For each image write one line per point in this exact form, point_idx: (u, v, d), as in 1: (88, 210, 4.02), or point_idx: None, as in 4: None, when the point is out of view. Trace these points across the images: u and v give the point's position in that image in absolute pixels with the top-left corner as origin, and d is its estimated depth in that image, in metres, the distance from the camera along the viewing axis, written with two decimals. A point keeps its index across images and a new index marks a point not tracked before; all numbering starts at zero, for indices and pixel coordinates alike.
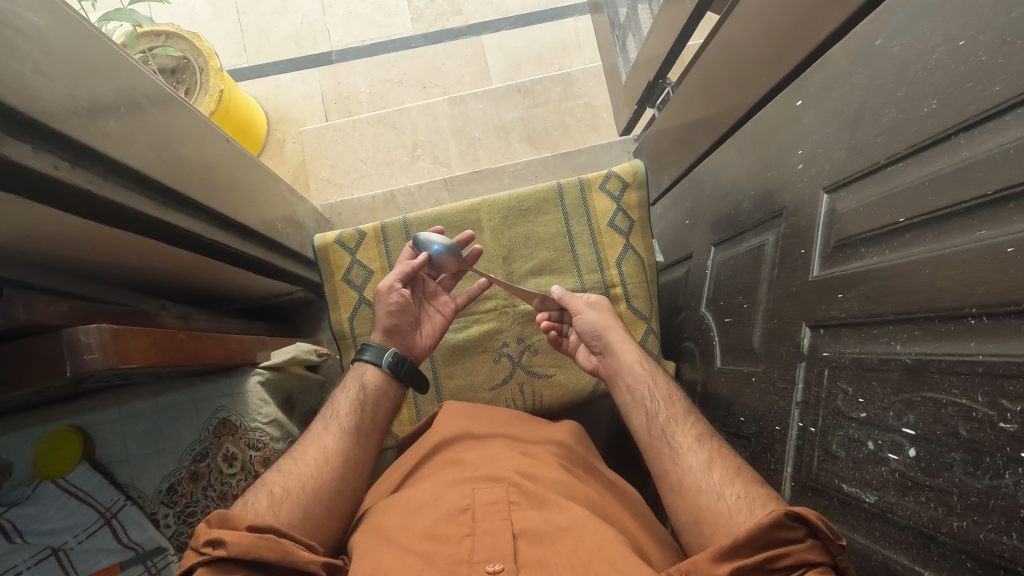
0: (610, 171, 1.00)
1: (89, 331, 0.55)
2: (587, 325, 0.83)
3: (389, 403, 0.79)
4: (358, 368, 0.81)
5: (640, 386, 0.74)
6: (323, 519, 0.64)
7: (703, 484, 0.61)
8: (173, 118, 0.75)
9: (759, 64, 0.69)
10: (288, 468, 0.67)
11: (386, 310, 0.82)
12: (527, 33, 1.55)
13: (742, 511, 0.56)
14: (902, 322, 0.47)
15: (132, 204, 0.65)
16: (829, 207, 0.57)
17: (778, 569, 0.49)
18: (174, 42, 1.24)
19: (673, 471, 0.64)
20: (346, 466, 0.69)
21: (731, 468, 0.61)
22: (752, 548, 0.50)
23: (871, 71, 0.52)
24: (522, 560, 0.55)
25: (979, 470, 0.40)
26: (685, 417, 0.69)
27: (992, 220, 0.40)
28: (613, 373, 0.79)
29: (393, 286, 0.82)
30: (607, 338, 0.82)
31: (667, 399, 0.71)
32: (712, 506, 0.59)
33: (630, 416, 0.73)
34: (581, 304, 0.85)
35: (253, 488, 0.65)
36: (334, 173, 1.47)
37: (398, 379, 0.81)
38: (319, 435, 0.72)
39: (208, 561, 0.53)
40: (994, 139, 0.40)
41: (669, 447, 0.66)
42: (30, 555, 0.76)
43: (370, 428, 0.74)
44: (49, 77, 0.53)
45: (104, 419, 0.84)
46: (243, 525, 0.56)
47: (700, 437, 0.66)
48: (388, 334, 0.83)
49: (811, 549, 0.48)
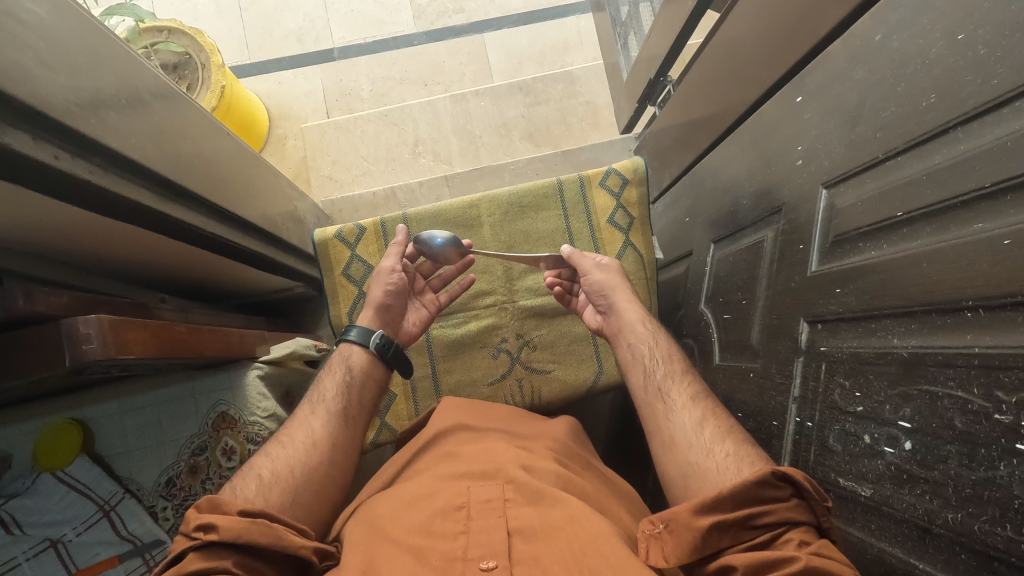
0: (610, 167, 1.01)
1: (88, 321, 0.56)
2: (593, 284, 0.84)
3: (375, 385, 0.79)
4: (343, 350, 0.80)
5: (642, 344, 0.76)
6: (312, 503, 0.64)
7: (694, 440, 0.62)
8: (174, 112, 0.75)
9: (759, 61, 0.69)
10: (276, 451, 0.67)
11: (384, 289, 0.83)
12: (529, 31, 1.56)
13: (730, 468, 0.57)
14: (899, 316, 0.47)
15: (132, 196, 0.65)
16: (828, 202, 0.57)
17: (761, 525, 0.51)
18: (177, 36, 1.25)
19: (665, 425, 0.65)
20: (335, 450, 0.69)
21: (723, 426, 0.62)
22: (733, 504, 0.52)
23: (871, 67, 0.52)
24: (516, 557, 0.55)
25: (974, 461, 0.40)
26: (681, 376, 0.70)
27: (989, 213, 0.40)
28: (615, 331, 0.81)
29: (395, 267, 0.85)
30: (609, 296, 0.82)
31: (666, 358, 0.73)
32: (701, 461, 0.59)
33: (630, 371, 0.75)
34: (590, 265, 0.85)
35: (240, 473, 0.64)
36: (335, 169, 1.48)
37: (383, 361, 0.81)
38: (306, 419, 0.71)
39: (199, 546, 0.53)
40: (992, 131, 0.40)
41: (663, 403, 0.68)
42: (29, 546, 0.76)
43: (357, 412, 0.74)
44: (49, 67, 0.53)
45: (104, 412, 0.84)
46: (234, 510, 0.55)
47: (695, 398, 0.66)
48: (377, 313, 0.83)
49: (794, 508, 0.50)
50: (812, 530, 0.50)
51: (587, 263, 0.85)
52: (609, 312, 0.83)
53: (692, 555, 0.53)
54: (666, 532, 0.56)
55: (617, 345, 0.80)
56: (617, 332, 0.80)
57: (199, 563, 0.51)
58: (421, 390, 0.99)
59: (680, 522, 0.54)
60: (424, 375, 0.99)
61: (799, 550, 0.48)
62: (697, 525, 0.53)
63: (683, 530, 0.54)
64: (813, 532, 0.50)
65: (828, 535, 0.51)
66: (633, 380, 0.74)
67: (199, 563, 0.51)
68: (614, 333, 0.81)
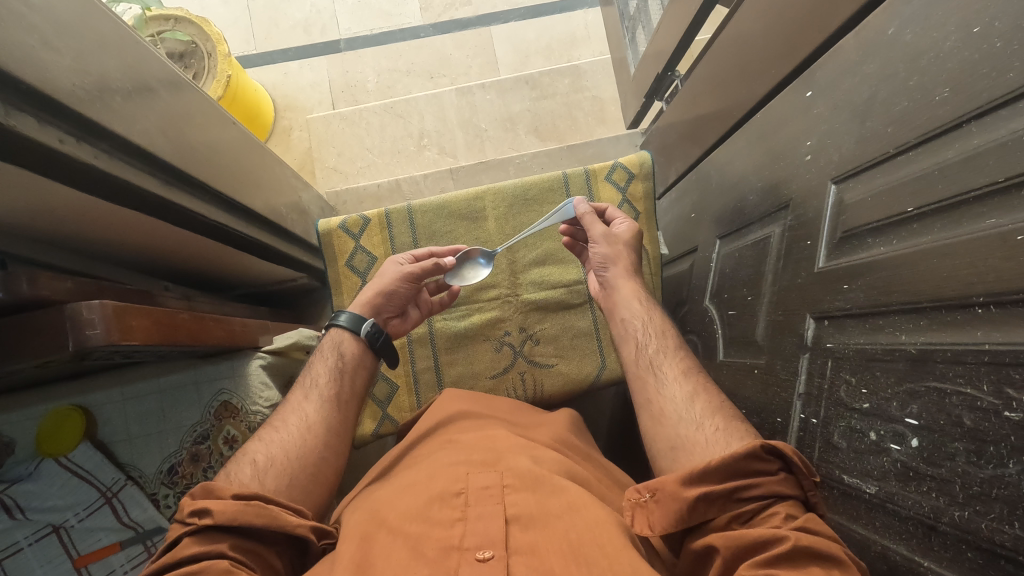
0: (616, 161, 1.00)
1: (92, 306, 0.55)
2: (597, 255, 0.83)
3: (367, 373, 0.79)
4: (334, 336, 0.79)
5: (635, 319, 0.76)
6: (309, 486, 0.63)
7: (684, 414, 0.62)
8: (180, 99, 0.75)
9: (768, 56, 0.68)
10: (270, 437, 0.66)
11: (390, 290, 0.83)
12: (537, 24, 1.54)
13: (719, 442, 0.57)
14: (908, 313, 0.47)
15: (136, 182, 0.65)
16: (837, 197, 0.56)
17: (750, 497, 0.52)
18: (184, 25, 1.25)
19: (658, 397, 0.65)
20: (328, 433, 0.69)
21: (714, 402, 0.62)
22: (723, 476, 0.53)
23: (883, 61, 0.51)
24: (513, 546, 0.54)
25: (982, 459, 0.40)
26: (673, 351, 0.70)
27: (1003, 207, 0.40)
28: (611, 304, 0.80)
29: (407, 278, 0.84)
30: (605, 268, 0.82)
31: (659, 333, 0.73)
32: (691, 435, 0.60)
33: (623, 340, 0.75)
34: (598, 234, 0.82)
35: (235, 459, 0.64)
36: (340, 161, 1.47)
37: (373, 351, 0.81)
38: (299, 404, 0.71)
39: (194, 531, 0.52)
40: (1006, 125, 0.39)
41: (651, 376, 0.68)
42: (33, 532, 0.78)
43: (350, 397, 0.74)
44: (53, 49, 0.52)
45: (106, 399, 0.84)
46: (228, 494, 0.55)
47: (686, 371, 0.67)
48: (373, 303, 0.82)
49: (781, 482, 0.52)
50: (799, 504, 0.52)
51: (595, 229, 0.83)
52: (610, 279, 0.81)
53: (676, 526, 0.54)
54: (652, 502, 0.57)
55: (611, 313, 0.80)
56: (611, 303, 0.80)
57: (194, 548, 0.51)
58: (423, 381, 0.99)
59: (668, 492, 0.55)
60: (427, 367, 0.99)
61: (785, 522, 0.49)
62: (685, 495, 0.53)
63: (668, 500, 0.55)
64: (800, 505, 0.51)
65: (813, 509, 0.52)
66: (627, 356, 0.73)
67: (194, 548, 0.51)
68: (610, 301, 0.81)
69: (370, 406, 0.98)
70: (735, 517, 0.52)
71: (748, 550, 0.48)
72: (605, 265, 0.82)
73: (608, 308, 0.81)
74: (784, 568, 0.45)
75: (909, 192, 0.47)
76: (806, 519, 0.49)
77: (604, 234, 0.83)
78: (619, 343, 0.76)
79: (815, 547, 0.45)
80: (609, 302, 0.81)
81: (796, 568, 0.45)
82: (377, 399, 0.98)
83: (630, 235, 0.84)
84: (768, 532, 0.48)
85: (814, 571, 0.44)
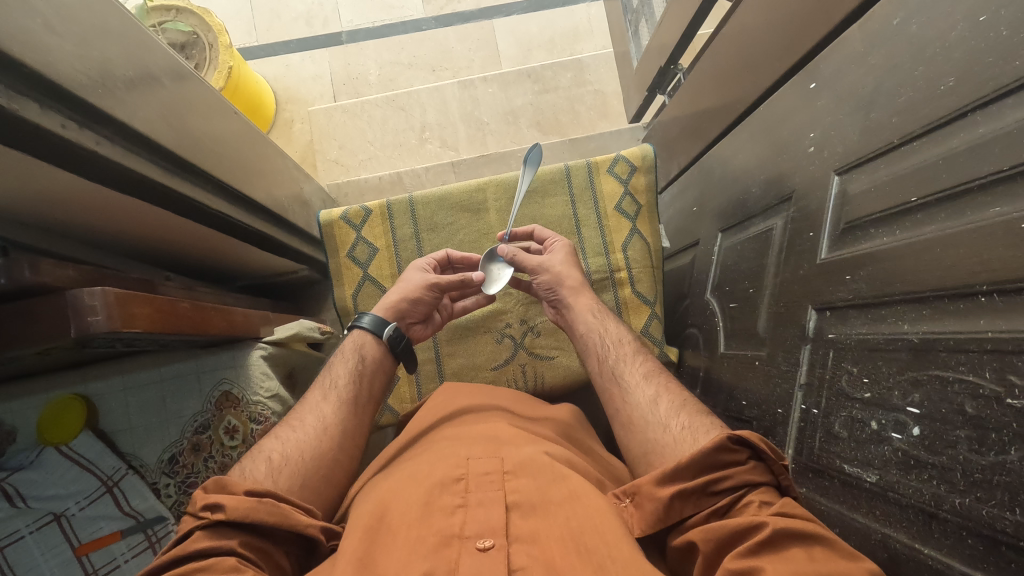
0: (618, 154, 1.00)
1: (93, 293, 0.55)
2: (549, 281, 0.84)
3: (386, 375, 0.80)
4: (357, 337, 0.80)
5: (593, 333, 0.78)
6: (318, 487, 0.64)
7: (649, 417, 0.64)
8: (182, 89, 0.74)
9: (771, 48, 0.68)
10: (287, 434, 0.66)
11: (416, 298, 0.84)
12: (539, 18, 1.54)
13: (686, 439, 0.59)
14: (910, 302, 0.47)
15: (137, 168, 0.64)
16: (840, 189, 0.56)
17: (720, 490, 0.53)
18: (185, 16, 1.25)
19: (625, 406, 0.67)
20: (344, 436, 0.69)
21: (677, 401, 0.64)
22: (695, 471, 0.54)
23: (889, 51, 0.51)
24: (513, 535, 0.54)
25: (984, 447, 0.40)
26: (633, 356, 0.72)
27: (1006, 197, 0.40)
28: (569, 325, 0.83)
29: (433, 288, 0.85)
30: (556, 291, 0.84)
31: (616, 342, 0.75)
32: (658, 438, 0.61)
33: (585, 357, 0.78)
34: (537, 262, 0.86)
35: (249, 454, 0.63)
36: (341, 154, 1.47)
37: (393, 354, 0.82)
38: (317, 404, 0.70)
39: (206, 525, 0.52)
40: (1011, 115, 0.39)
41: (614, 386, 0.70)
42: (33, 520, 0.78)
43: (368, 400, 0.75)
44: (56, 34, 0.52)
45: (107, 388, 0.84)
46: (241, 490, 0.55)
47: (649, 375, 0.69)
48: (396, 307, 0.83)
49: (751, 470, 0.53)
50: (772, 490, 0.53)
51: (523, 261, 0.86)
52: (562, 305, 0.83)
53: (656, 526, 0.54)
54: (631, 505, 0.57)
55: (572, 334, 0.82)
56: (569, 325, 0.83)
57: (206, 542, 0.51)
58: (424, 373, 0.99)
59: (644, 494, 0.56)
60: (427, 358, 0.99)
61: (762, 510, 0.50)
62: (660, 495, 0.54)
63: (646, 502, 0.55)
64: (772, 491, 0.53)
65: (786, 493, 0.53)
66: (591, 373, 0.75)
67: (205, 542, 0.51)
68: (569, 321, 0.83)
69: None
70: (711, 512, 0.53)
71: (727, 542, 0.49)
72: (554, 292, 0.84)
73: (568, 328, 0.83)
74: (768, 556, 0.45)
75: (915, 181, 0.47)
76: (783, 504, 0.49)
77: (542, 263, 0.85)
78: (585, 363, 0.78)
79: (793, 528, 0.46)
80: (567, 323, 0.83)
81: (779, 551, 0.46)
82: None
83: (565, 250, 0.88)
84: (748, 520, 0.48)
85: (796, 552, 0.45)
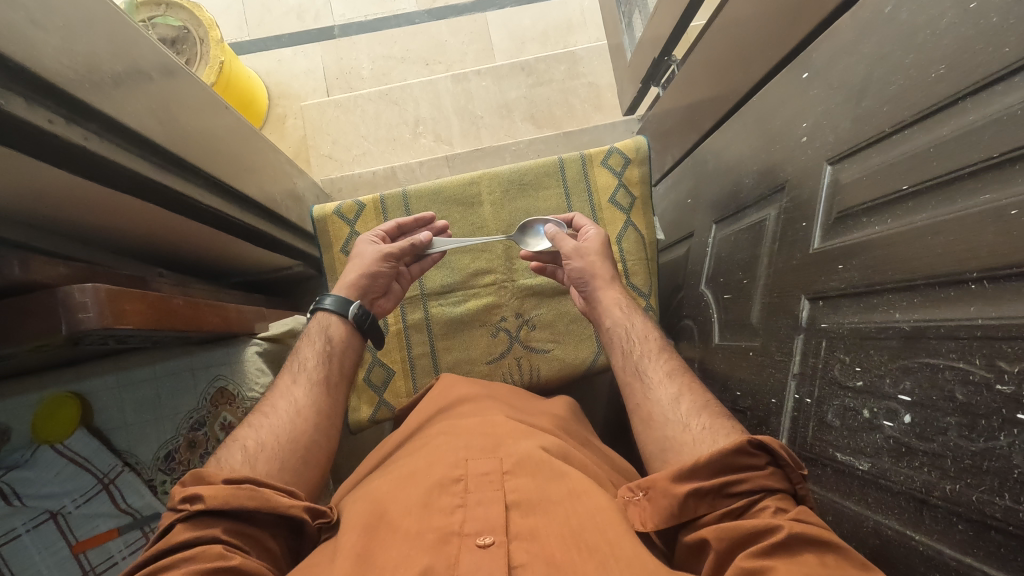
0: (612, 146, 0.99)
1: (84, 289, 0.55)
2: (582, 269, 0.84)
3: (354, 354, 0.80)
4: (320, 318, 0.80)
5: (619, 327, 0.77)
6: (300, 469, 0.63)
7: (671, 415, 0.64)
8: (172, 83, 0.74)
9: (764, 39, 0.68)
10: (259, 422, 0.66)
11: (373, 273, 0.84)
12: (533, 10, 1.53)
13: (706, 440, 0.59)
14: (901, 289, 0.47)
15: (126, 164, 0.64)
16: (832, 178, 0.56)
17: (737, 492, 0.53)
18: (175, 11, 1.23)
19: (648, 400, 0.67)
20: (318, 416, 0.69)
21: (699, 401, 0.64)
22: (712, 471, 0.54)
23: (880, 39, 0.50)
24: (513, 532, 0.54)
25: (975, 432, 0.40)
26: (658, 353, 0.72)
27: (996, 182, 0.40)
28: (595, 316, 0.82)
29: (384, 259, 0.85)
30: (581, 279, 0.84)
31: (642, 337, 0.75)
32: (678, 436, 0.61)
33: (610, 350, 0.78)
34: (569, 249, 0.85)
35: (224, 445, 0.63)
36: (335, 149, 1.46)
37: (359, 332, 0.81)
38: (287, 389, 0.70)
39: (188, 517, 0.52)
40: (1001, 100, 0.39)
41: (640, 381, 0.70)
42: (29, 518, 0.78)
43: (339, 379, 0.75)
44: (40, 27, 0.52)
45: (102, 385, 0.83)
46: (218, 479, 0.55)
47: (672, 372, 0.69)
48: (356, 286, 0.83)
49: (770, 476, 0.53)
50: (789, 498, 0.52)
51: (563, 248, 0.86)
52: (591, 296, 0.83)
53: (668, 522, 0.55)
54: (644, 499, 0.58)
55: (597, 322, 0.82)
56: (594, 311, 0.83)
57: (188, 533, 0.51)
58: (419, 367, 0.99)
59: (659, 489, 0.56)
60: (422, 352, 0.99)
61: (777, 516, 0.50)
62: (675, 491, 0.54)
63: (660, 497, 0.56)
64: (790, 499, 0.52)
65: (803, 502, 0.53)
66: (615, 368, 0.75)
67: (188, 533, 0.51)
68: (594, 309, 0.83)
69: (367, 393, 0.98)
70: (726, 513, 0.53)
71: (741, 541, 0.49)
72: (583, 282, 0.84)
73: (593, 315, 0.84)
74: (780, 557, 0.46)
75: (907, 168, 0.47)
76: (798, 511, 0.49)
77: (575, 250, 0.85)
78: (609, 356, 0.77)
79: (808, 533, 0.46)
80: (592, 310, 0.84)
81: (792, 555, 0.46)
82: (375, 386, 0.98)
83: (599, 239, 0.86)
84: (765, 521, 0.48)
85: (809, 557, 0.45)
